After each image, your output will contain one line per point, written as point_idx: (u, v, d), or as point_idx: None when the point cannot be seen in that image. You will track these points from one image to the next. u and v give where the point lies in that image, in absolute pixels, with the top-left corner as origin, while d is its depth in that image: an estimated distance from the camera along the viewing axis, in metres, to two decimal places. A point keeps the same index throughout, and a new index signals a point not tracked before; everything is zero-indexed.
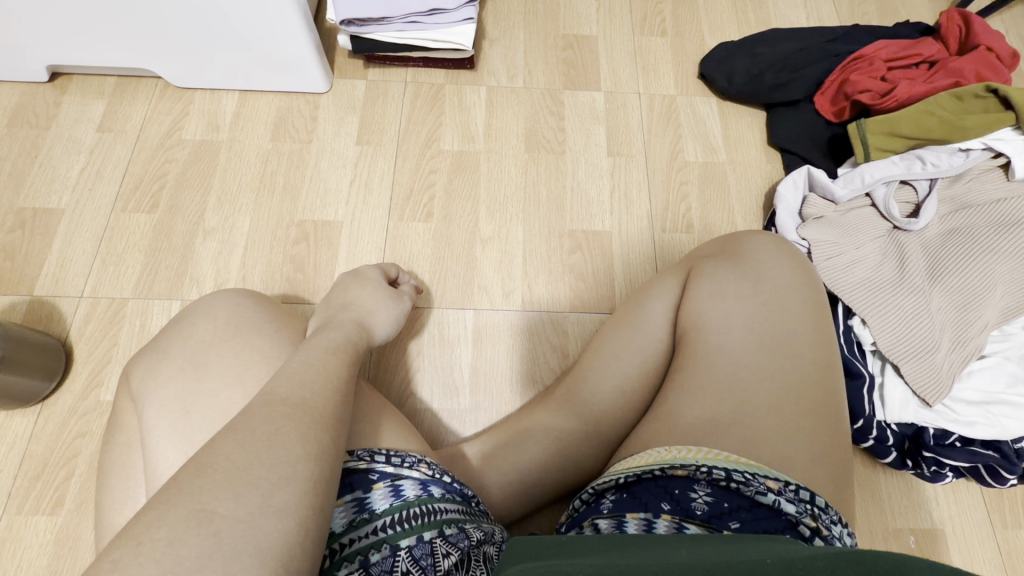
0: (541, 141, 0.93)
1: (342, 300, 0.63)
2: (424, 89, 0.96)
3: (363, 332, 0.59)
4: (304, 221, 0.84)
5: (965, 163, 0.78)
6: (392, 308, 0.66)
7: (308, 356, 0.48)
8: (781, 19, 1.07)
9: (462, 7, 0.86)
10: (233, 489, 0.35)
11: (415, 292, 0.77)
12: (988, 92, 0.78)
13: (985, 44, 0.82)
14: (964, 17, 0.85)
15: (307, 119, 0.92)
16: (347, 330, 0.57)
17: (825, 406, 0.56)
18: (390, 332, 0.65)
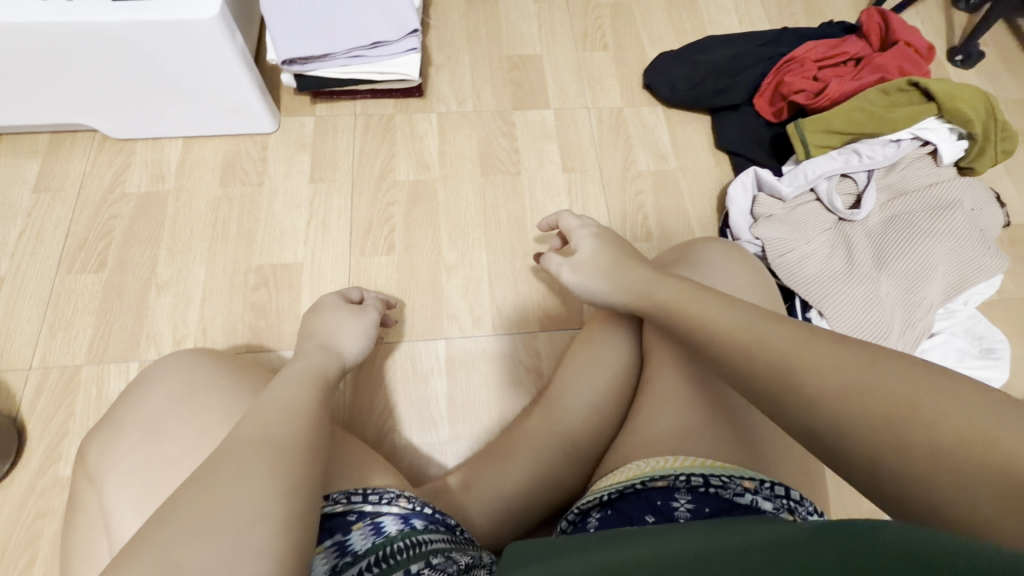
0: (496, 163, 0.94)
1: (310, 327, 0.62)
2: (375, 121, 0.95)
3: (334, 359, 0.57)
4: (263, 266, 0.82)
5: (898, 152, 0.82)
6: (359, 326, 0.65)
7: (280, 391, 0.48)
8: (716, 26, 1.11)
9: (404, 37, 0.86)
10: (202, 535, 0.32)
11: (387, 308, 0.76)
12: (909, 86, 0.82)
13: (902, 40, 0.87)
14: (881, 14, 0.90)
15: (256, 161, 0.90)
16: (319, 359, 0.56)
17: None
18: (363, 350, 0.64)
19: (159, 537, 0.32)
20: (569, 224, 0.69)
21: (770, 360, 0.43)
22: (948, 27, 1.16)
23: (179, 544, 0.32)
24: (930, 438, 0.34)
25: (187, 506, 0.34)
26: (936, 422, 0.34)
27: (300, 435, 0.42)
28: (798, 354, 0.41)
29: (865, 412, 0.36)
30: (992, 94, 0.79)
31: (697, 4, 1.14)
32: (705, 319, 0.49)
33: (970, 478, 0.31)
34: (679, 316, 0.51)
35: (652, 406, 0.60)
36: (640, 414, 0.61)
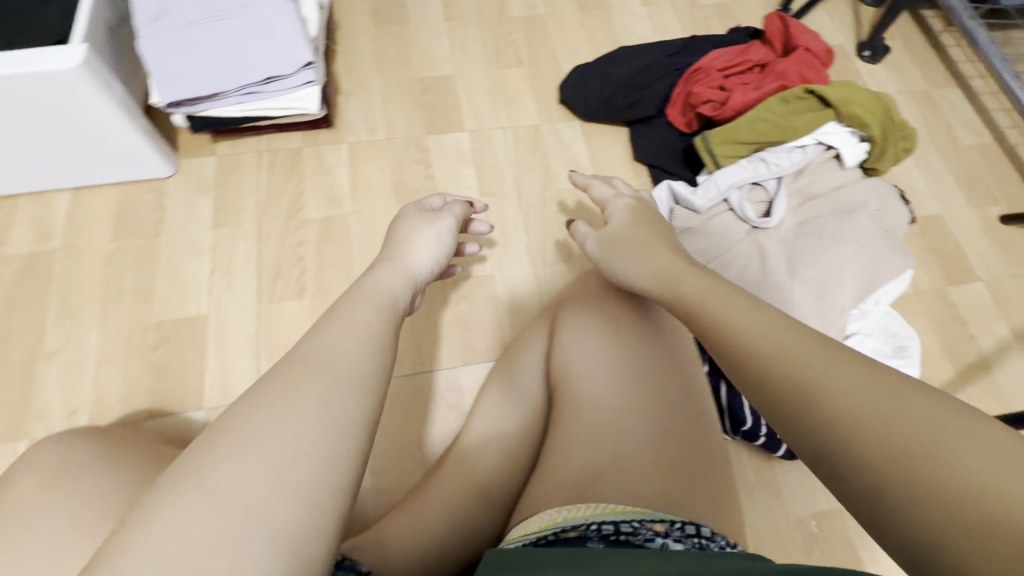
0: (410, 192, 0.91)
1: (388, 241, 0.60)
2: (280, 156, 0.91)
3: (404, 280, 0.52)
4: (163, 323, 0.78)
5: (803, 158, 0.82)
6: (433, 237, 0.60)
7: (341, 307, 0.44)
8: (629, 35, 1.11)
9: (299, 70, 0.81)
10: (244, 466, 0.30)
11: (467, 209, 0.70)
12: (807, 93, 0.83)
13: (802, 47, 0.88)
14: (782, 20, 0.91)
15: (152, 209, 0.85)
16: (391, 282, 0.51)
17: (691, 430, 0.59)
18: (440, 265, 0.60)
19: (205, 468, 0.30)
20: (602, 192, 0.63)
21: (791, 366, 0.36)
22: (856, 22, 1.19)
23: (222, 473, 0.30)
24: (943, 485, 0.29)
25: (244, 430, 0.32)
26: (951, 469, 0.29)
27: (367, 365, 0.38)
28: (814, 358, 0.36)
29: (870, 442, 0.32)
30: (885, 97, 0.81)
31: (610, 13, 1.13)
32: (728, 311, 0.42)
33: (980, 537, 0.27)
34: (700, 316, 0.44)
35: (563, 443, 0.59)
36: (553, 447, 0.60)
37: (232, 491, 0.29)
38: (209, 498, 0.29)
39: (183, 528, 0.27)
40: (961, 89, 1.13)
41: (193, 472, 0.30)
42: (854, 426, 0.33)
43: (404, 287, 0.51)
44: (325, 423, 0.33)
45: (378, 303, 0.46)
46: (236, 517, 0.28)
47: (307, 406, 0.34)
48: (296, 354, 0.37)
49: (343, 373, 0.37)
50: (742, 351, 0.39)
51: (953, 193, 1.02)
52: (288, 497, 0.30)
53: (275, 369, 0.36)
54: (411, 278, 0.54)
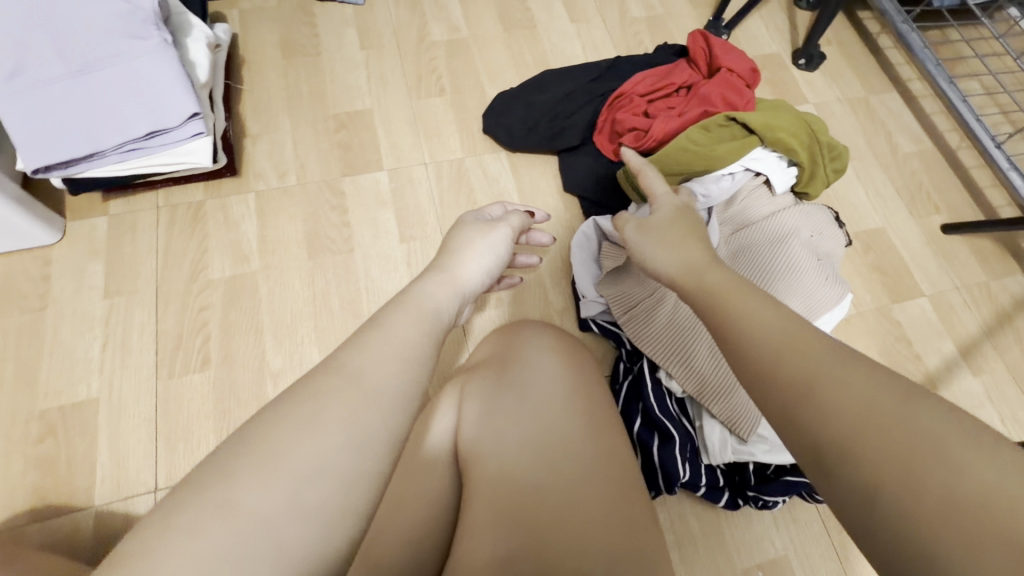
0: (324, 242, 0.85)
1: (446, 245, 0.63)
2: (181, 212, 0.84)
3: (453, 288, 0.55)
4: (48, 410, 0.71)
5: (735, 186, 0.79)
6: (486, 247, 0.64)
7: (390, 314, 0.45)
8: (557, 55, 1.06)
9: (186, 122, 0.75)
10: (261, 480, 0.32)
11: (525, 218, 0.73)
12: (729, 121, 0.79)
13: (725, 68, 0.84)
14: (705, 38, 0.87)
15: (36, 280, 0.78)
16: (445, 292, 0.54)
17: (612, 502, 0.54)
18: (490, 274, 0.63)
19: (229, 477, 0.32)
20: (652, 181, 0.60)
21: (803, 362, 0.34)
22: (791, 28, 1.15)
23: (240, 487, 0.31)
24: (953, 492, 0.26)
25: (270, 439, 0.34)
26: (965, 476, 0.26)
27: (404, 385, 0.39)
28: (826, 357, 0.33)
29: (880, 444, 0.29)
30: (809, 120, 0.79)
31: (537, 32, 1.08)
32: (743, 302, 0.40)
33: (991, 546, 0.24)
34: (715, 297, 0.43)
35: (481, 512, 0.54)
36: (471, 511, 0.55)
37: (245, 504, 0.31)
38: (228, 507, 0.31)
39: (201, 531, 0.29)
40: (898, 93, 1.11)
41: (217, 476, 0.32)
42: (860, 425, 0.30)
43: (454, 298, 0.54)
44: (346, 446, 0.35)
45: (433, 316, 0.48)
46: (249, 529, 0.30)
47: (334, 425, 0.35)
48: (337, 363, 0.39)
49: (375, 397, 0.37)
50: (748, 338, 0.37)
51: (894, 204, 0.99)
52: (300, 514, 0.32)
53: (316, 375, 0.38)
54: (461, 287, 0.57)
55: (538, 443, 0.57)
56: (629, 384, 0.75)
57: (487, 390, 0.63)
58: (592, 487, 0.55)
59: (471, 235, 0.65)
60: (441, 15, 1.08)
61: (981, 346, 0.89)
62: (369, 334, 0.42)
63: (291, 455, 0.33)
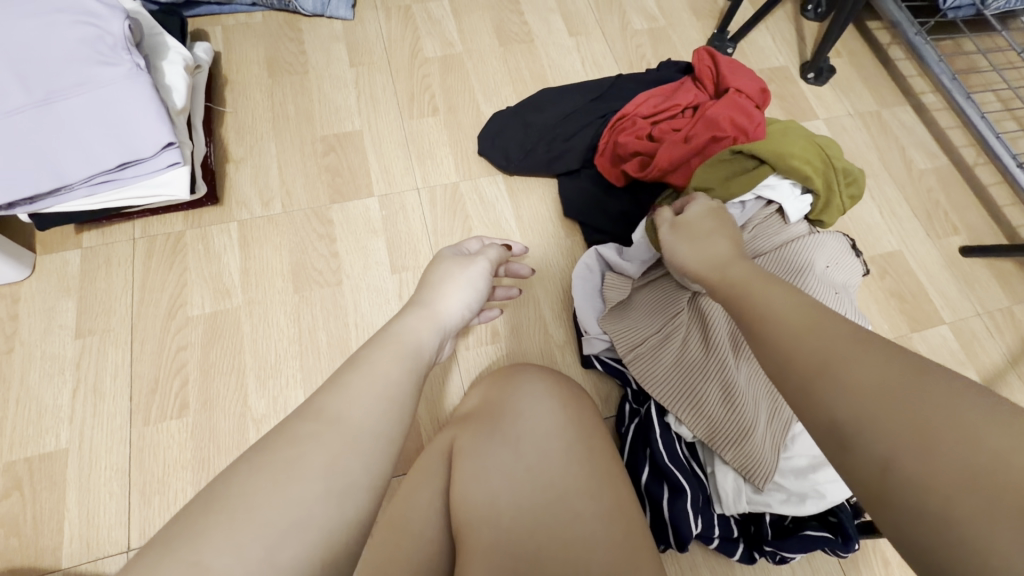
0: (311, 274, 0.80)
1: (420, 279, 0.60)
2: (159, 243, 0.80)
3: (434, 324, 0.52)
4: (14, 463, 0.66)
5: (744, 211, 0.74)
6: (466, 281, 0.60)
7: (370, 355, 0.43)
8: (556, 71, 1.02)
9: (159, 152, 0.70)
10: (235, 541, 0.29)
11: (504, 250, 0.70)
12: (735, 153, 0.73)
13: (733, 88, 0.80)
14: (711, 58, 0.84)
15: (3, 320, 0.73)
16: (427, 329, 0.50)
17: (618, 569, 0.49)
18: (470, 309, 0.59)
19: (208, 529, 0.29)
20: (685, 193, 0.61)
21: (817, 345, 0.32)
22: (799, 40, 1.11)
23: (211, 546, 0.28)
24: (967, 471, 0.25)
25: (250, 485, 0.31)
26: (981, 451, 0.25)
27: (387, 427, 0.38)
28: (843, 341, 0.32)
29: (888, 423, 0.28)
30: (823, 145, 0.74)
31: (535, 47, 1.04)
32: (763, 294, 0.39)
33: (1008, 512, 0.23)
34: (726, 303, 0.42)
35: (483, 564, 0.50)
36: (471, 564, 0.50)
37: (222, 567, 0.28)
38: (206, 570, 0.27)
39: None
40: (912, 107, 1.06)
41: (197, 530, 0.29)
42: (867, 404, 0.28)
43: (434, 335, 0.50)
44: (329, 488, 0.32)
45: (413, 360, 0.45)
46: None
47: (318, 467, 0.33)
48: (314, 409, 0.37)
49: (358, 441, 0.35)
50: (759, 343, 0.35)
51: (911, 225, 0.95)
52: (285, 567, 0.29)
53: (293, 422, 0.36)
54: (441, 324, 0.53)
55: (535, 483, 0.54)
56: (636, 428, 0.71)
57: (484, 429, 0.59)
58: (598, 527, 0.51)
59: (449, 268, 0.61)
60: (434, 30, 1.04)
61: (1007, 376, 0.84)
62: (345, 377, 0.40)
63: (273, 502, 0.31)
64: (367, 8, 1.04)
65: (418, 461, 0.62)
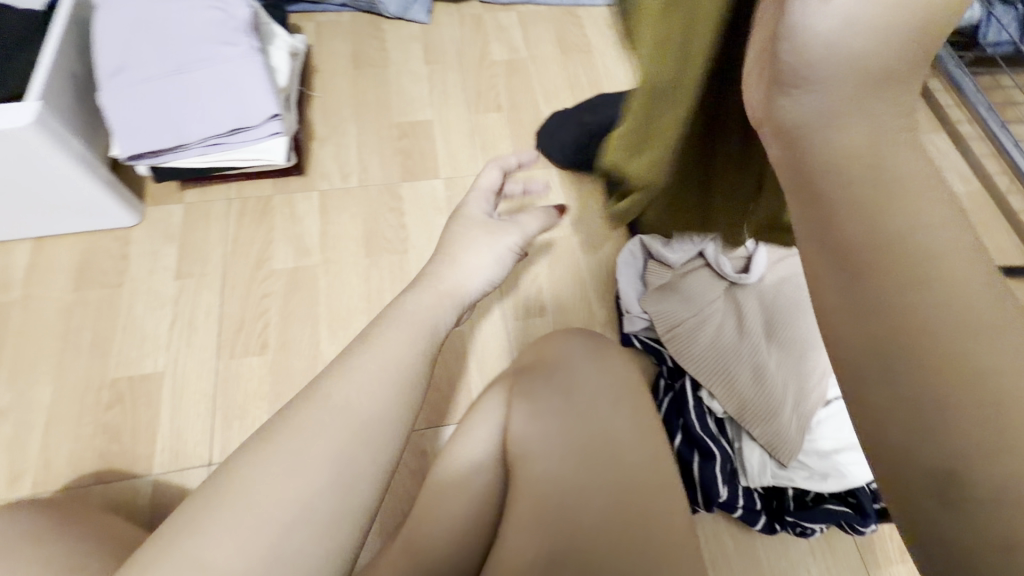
0: (382, 242, 0.89)
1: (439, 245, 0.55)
2: (251, 204, 0.90)
3: (448, 301, 0.50)
4: (118, 380, 0.75)
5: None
6: (493, 251, 0.55)
7: (376, 340, 0.44)
8: (610, 79, 1.10)
9: (265, 121, 0.80)
10: (232, 530, 0.34)
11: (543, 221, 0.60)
12: None
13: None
14: None
15: (116, 258, 0.83)
16: (442, 311, 0.49)
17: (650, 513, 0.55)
18: (494, 281, 0.56)
19: (235, 508, 0.35)
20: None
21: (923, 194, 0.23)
22: None
23: (211, 532, 0.34)
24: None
25: (271, 457, 0.37)
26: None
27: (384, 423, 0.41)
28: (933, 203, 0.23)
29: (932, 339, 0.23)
30: None
31: (592, 57, 1.13)
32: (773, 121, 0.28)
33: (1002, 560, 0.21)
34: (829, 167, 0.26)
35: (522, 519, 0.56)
36: (513, 513, 0.56)
37: (220, 553, 0.34)
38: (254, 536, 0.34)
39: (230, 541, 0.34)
40: None
41: (229, 498, 0.35)
42: (958, 307, 0.22)
43: (450, 316, 0.50)
44: (342, 458, 0.38)
45: (422, 338, 0.46)
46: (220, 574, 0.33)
47: (316, 452, 0.38)
48: (321, 396, 0.40)
49: (364, 431, 0.40)
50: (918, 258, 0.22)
51: None
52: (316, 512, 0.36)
53: (297, 411, 0.40)
54: (462, 300, 0.52)
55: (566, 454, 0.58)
56: (670, 400, 0.76)
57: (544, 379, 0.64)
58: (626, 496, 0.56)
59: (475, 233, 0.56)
60: (501, 37, 1.14)
61: None
62: (344, 365, 0.43)
63: (289, 484, 0.36)
64: (442, 15, 1.15)
65: (474, 404, 0.68)
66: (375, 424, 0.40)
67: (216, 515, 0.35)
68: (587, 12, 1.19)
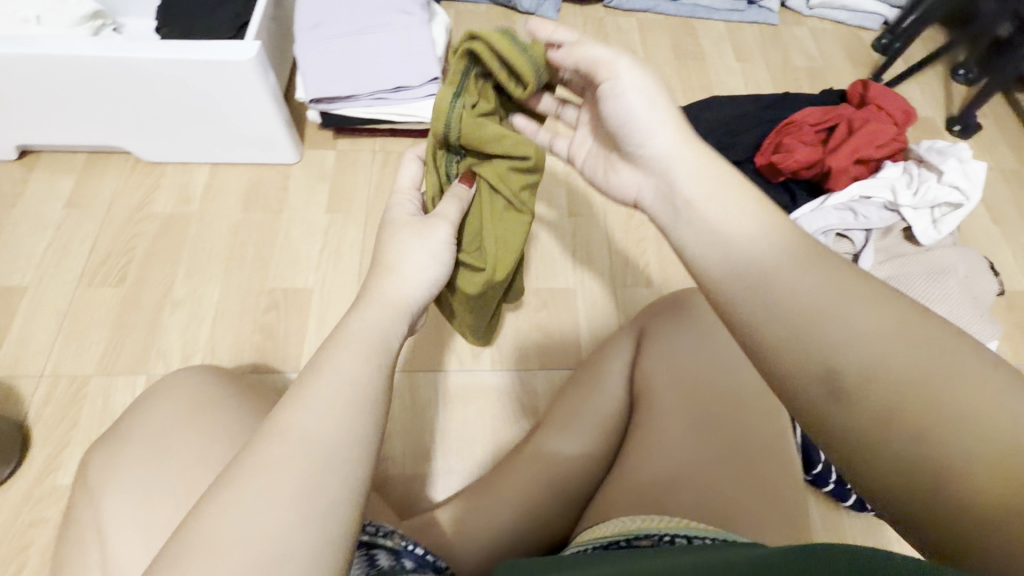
0: None
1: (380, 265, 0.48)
2: (393, 157, 1.00)
3: (395, 314, 0.45)
4: (274, 289, 0.86)
5: (664, 148, 0.43)
6: (427, 251, 0.50)
7: (318, 361, 0.39)
8: (722, 86, 1.17)
9: (425, 83, 0.91)
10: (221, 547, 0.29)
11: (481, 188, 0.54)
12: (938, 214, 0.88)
13: (875, 104, 0.94)
14: (864, 84, 0.98)
15: (277, 189, 0.95)
16: (395, 321, 0.45)
17: (763, 452, 0.59)
18: (440, 281, 0.50)
19: (205, 545, 0.29)
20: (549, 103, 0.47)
21: (809, 291, 0.34)
22: (946, 97, 1.21)
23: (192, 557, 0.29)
24: (967, 406, 0.30)
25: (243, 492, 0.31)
26: (985, 403, 0.30)
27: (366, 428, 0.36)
28: (861, 295, 0.34)
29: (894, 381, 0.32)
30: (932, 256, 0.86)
31: (705, 65, 1.20)
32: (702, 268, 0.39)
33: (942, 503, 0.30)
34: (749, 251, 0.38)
35: (650, 434, 0.62)
36: (642, 429, 0.63)
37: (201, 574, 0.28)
38: (242, 557, 0.29)
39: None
40: None
41: (216, 528, 0.30)
42: (884, 357, 0.32)
43: (403, 324, 0.45)
44: (317, 467, 0.33)
45: (374, 351, 0.41)
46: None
47: (300, 463, 0.33)
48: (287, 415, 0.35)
49: (324, 452, 0.33)
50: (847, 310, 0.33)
51: None
52: (310, 524, 0.31)
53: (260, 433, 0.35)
54: (408, 309, 0.46)
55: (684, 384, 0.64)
56: None
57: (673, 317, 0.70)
58: (739, 423, 0.61)
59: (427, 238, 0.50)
60: (621, 39, 1.23)
61: None
62: (298, 391, 0.37)
63: (264, 516, 0.31)
64: (569, 14, 1.25)
65: (603, 347, 0.76)
66: (346, 425, 0.35)
67: (186, 560, 0.29)
68: (702, 24, 1.27)
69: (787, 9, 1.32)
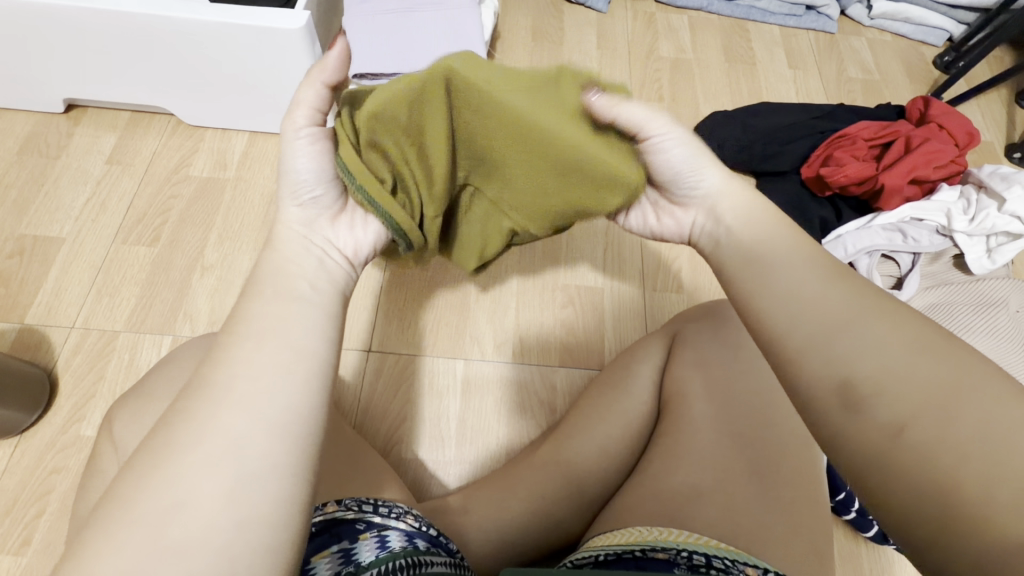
0: None
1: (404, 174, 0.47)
2: None
3: (298, 244, 0.42)
4: None
5: (728, 190, 0.46)
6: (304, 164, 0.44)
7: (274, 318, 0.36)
8: (772, 92, 1.13)
9: None
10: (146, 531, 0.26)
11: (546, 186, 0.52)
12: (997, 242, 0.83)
13: (936, 123, 0.91)
14: (925, 101, 0.95)
15: None
16: (285, 253, 0.41)
17: (794, 479, 0.56)
18: (329, 190, 0.45)
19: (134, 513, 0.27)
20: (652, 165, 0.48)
21: None
22: (1009, 122, 1.15)
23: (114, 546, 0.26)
24: None
25: (153, 465, 0.29)
26: None
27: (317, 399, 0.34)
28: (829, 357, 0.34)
29: None
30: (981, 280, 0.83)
31: (757, 70, 1.16)
32: None
33: None
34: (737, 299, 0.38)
35: (672, 444, 0.61)
36: (662, 440, 0.62)
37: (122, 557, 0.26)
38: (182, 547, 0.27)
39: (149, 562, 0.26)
40: None
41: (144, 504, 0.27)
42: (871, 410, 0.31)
43: (295, 249, 0.42)
44: (254, 431, 0.31)
45: (289, 291, 0.38)
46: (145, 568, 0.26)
47: (220, 439, 0.30)
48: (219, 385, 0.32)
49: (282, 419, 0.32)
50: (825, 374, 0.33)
51: None
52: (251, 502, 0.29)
53: (195, 400, 0.32)
54: (299, 236, 0.43)
55: (705, 398, 0.63)
56: None
57: (709, 329, 0.69)
58: (766, 439, 0.58)
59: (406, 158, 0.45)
60: (671, 37, 1.19)
61: None
62: (209, 348, 0.34)
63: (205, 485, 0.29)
64: (618, 8, 1.22)
65: (633, 349, 0.75)
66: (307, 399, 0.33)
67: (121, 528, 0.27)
68: (756, 26, 1.23)
69: (847, 18, 1.27)
